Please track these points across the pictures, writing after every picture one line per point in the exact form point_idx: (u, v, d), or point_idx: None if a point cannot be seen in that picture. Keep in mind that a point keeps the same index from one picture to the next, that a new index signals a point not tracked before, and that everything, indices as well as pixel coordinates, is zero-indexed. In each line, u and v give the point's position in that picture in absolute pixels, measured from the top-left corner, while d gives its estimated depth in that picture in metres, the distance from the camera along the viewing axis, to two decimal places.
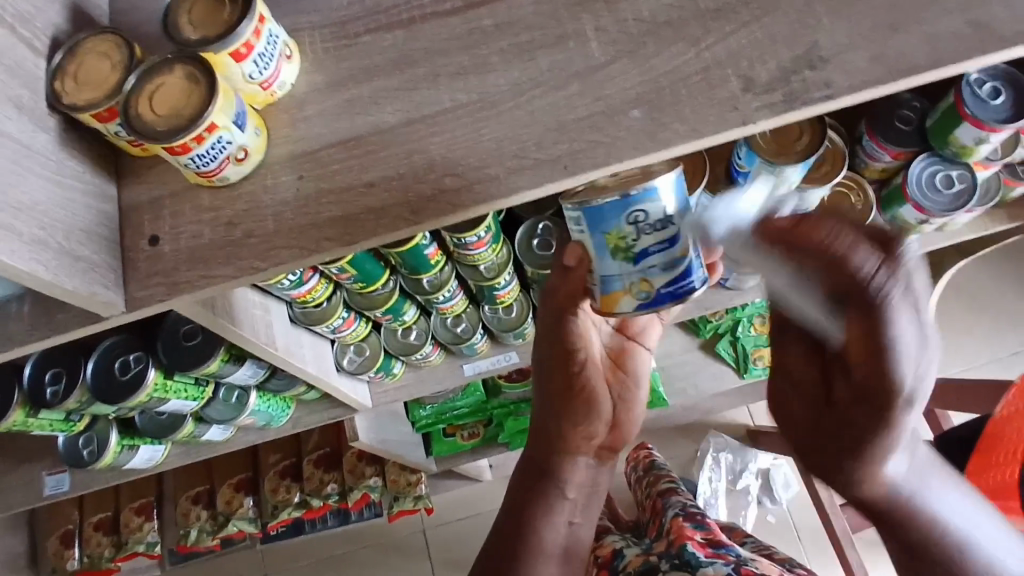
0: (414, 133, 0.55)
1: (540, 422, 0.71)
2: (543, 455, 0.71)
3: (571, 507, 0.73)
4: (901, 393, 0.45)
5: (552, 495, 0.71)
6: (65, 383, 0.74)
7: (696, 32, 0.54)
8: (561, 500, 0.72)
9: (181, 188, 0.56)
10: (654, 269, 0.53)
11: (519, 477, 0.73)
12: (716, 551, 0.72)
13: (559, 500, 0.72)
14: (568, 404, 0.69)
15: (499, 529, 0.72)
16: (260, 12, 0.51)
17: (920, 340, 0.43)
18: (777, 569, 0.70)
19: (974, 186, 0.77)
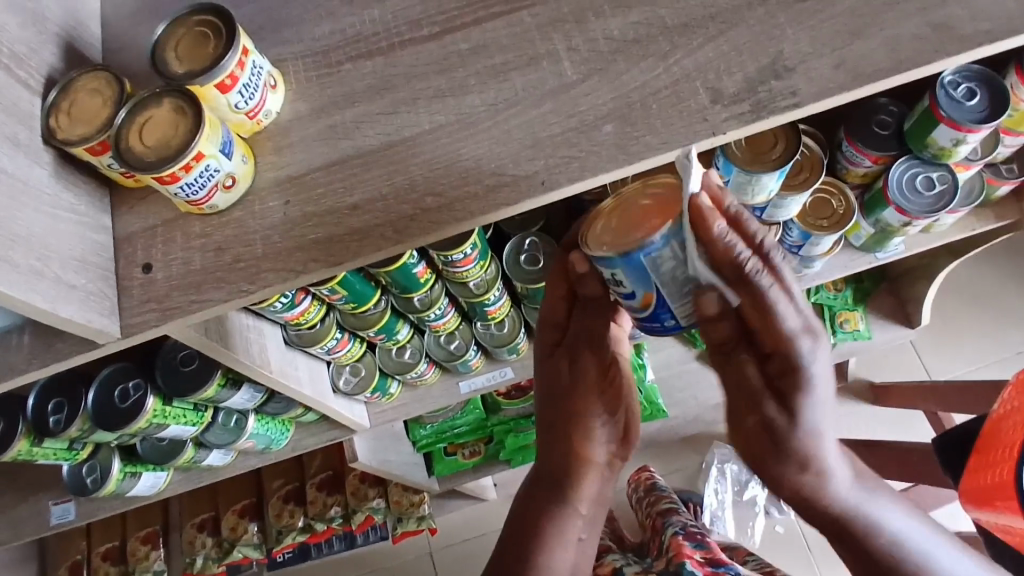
0: (395, 155, 0.56)
1: (549, 435, 0.69)
2: (554, 468, 0.69)
3: (583, 524, 0.69)
4: (790, 333, 0.50)
5: (563, 510, 0.68)
6: (67, 412, 0.76)
7: (664, 48, 0.56)
8: (574, 517, 0.68)
9: (173, 217, 0.58)
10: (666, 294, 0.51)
11: (528, 487, 0.70)
12: (715, 570, 0.71)
13: (572, 515, 0.68)
14: (579, 406, 0.68)
15: (507, 528, 0.70)
16: (243, 45, 0.53)
17: (802, 336, 0.51)
18: None
19: (954, 186, 0.78)
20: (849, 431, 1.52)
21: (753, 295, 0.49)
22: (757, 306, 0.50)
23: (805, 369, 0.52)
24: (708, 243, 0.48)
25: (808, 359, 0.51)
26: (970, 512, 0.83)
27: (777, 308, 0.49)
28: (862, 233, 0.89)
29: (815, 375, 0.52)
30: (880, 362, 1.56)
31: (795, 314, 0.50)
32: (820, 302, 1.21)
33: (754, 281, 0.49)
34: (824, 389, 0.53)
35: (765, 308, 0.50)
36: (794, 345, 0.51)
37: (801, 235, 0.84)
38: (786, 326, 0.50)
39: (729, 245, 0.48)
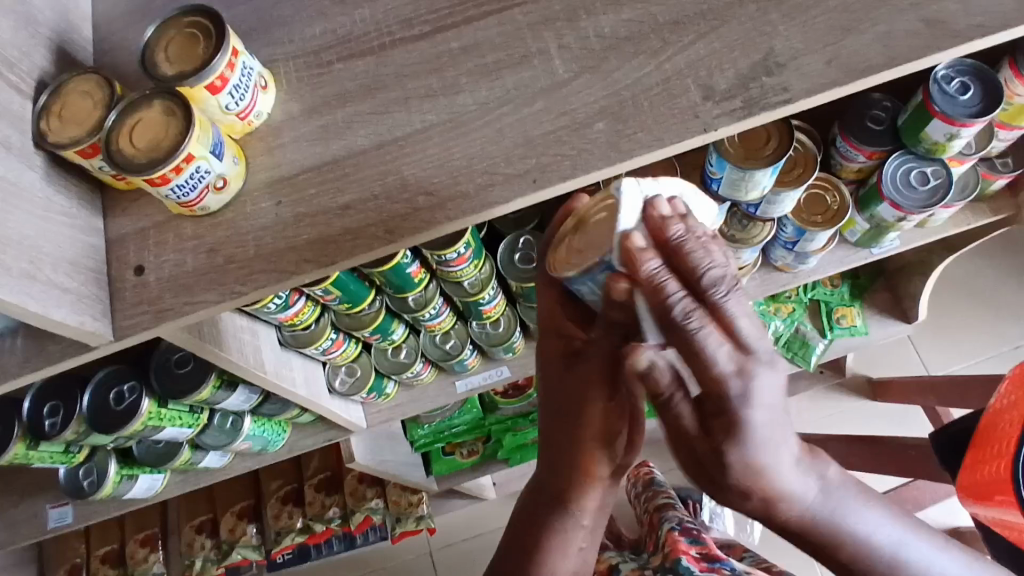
0: (387, 154, 0.56)
1: (549, 447, 0.63)
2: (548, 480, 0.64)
3: (586, 543, 0.65)
4: (722, 374, 0.45)
5: (563, 522, 0.63)
6: (62, 415, 0.76)
7: (656, 45, 0.56)
8: (577, 533, 0.64)
9: (164, 218, 0.57)
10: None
11: (523, 500, 0.66)
12: (710, 565, 0.71)
13: (573, 528, 0.63)
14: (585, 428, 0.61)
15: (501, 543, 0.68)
16: (233, 45, 0.53)
17: (734, 377, 0.45)
18: None
19: (949, 180, 0.77)
20: (848, 427, 1.53)
21: (680, 337, 0.45)
22: (687, 348, 0.45)
23: (743, 412, 0.46)
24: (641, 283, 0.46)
25: (746, 401, 0.45)
26: (967, 507, 0.83)
27: (708, 350, 0.44)
28: (857, 228, 0.88)
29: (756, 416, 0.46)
30: (877, 358, 1.56)
31: (724, 354, 0.45)
32: (816, 299, 1.21)
33: (681, 325, 0.44)
34: (771, 427, 0.47)
35: (693, 350, 0.45)
36: (729, 385, 0.45)
37: (796, 231, 0.84)
38: (718, 368, 0.45)
39: (658, 281, 0.45)
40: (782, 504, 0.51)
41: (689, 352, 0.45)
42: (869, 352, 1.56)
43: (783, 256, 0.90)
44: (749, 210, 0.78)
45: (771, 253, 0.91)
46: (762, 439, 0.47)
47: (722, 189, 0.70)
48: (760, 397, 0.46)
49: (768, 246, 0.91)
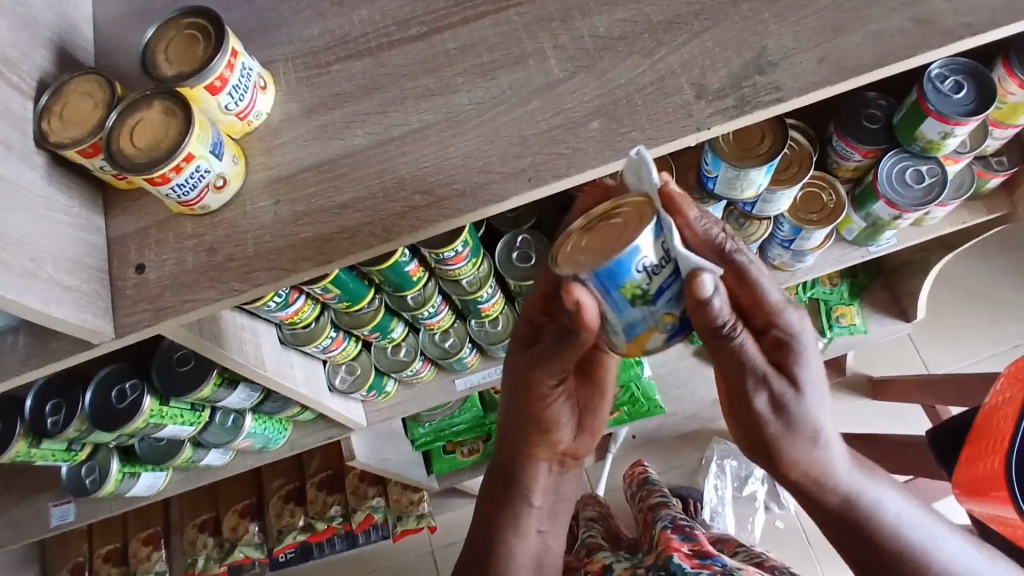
0: (384, 153, 0.57)
1: (508, 433, 0.69)
2: (510, 463, 0.71)
3: (540, 515, 0.72)
4: (773, 306, 0.54)
5: (518, 501, 0.71)
6: (65, 413, 0.77)
7: (650, 45, 0.56)
8: (527, 508, 0.71)
9: (164, 218, 0.58)
10: (672, 303, 0.51)
11: (490, 480, 0.73)
12: (702, 562, 0.71)
13: (525, 507, 0.71)
14: (533, 414, 0.65)
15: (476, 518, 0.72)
16: (232, 47, 0.54)
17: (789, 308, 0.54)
18: None
19: (944, 178, 0.77)
20: (848, 426, 1.53)
21: (736, 273, 0.54)
22: (739, 279, 0.54)
23: (795, 340, 0.54)
24: (686, 230, 0.54)
25: (796, 332, 0.54)
26: (963, 504, 0.83)
27: (759, 281, 0.53)
28: (854, 227, 0.89)
29: (806, 346, 0.54)
30: (877, 356, 1.56)
31: (774, 288, 0.54)
32: (815, 297, 1.21)
33: (732, 260, 0.53)
34: (814, 369, 0.54)
35: (746, 279, 0.54)
36: (780, 317, 0.54)
37: (792, 229, 0.84)
38: (772, 298, 0.54)
39: (704, 228, 0.54)
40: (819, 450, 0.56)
41: (741, 282, 0.54)
42: (869, 350, 1.56)
43: (780, 254, 0.91)
44: (745, 210, 0.79)
45: (768, 251, 0.91)
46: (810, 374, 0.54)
47: (718, 187, 0.70)
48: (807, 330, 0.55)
49: (765, 244, 0.92)
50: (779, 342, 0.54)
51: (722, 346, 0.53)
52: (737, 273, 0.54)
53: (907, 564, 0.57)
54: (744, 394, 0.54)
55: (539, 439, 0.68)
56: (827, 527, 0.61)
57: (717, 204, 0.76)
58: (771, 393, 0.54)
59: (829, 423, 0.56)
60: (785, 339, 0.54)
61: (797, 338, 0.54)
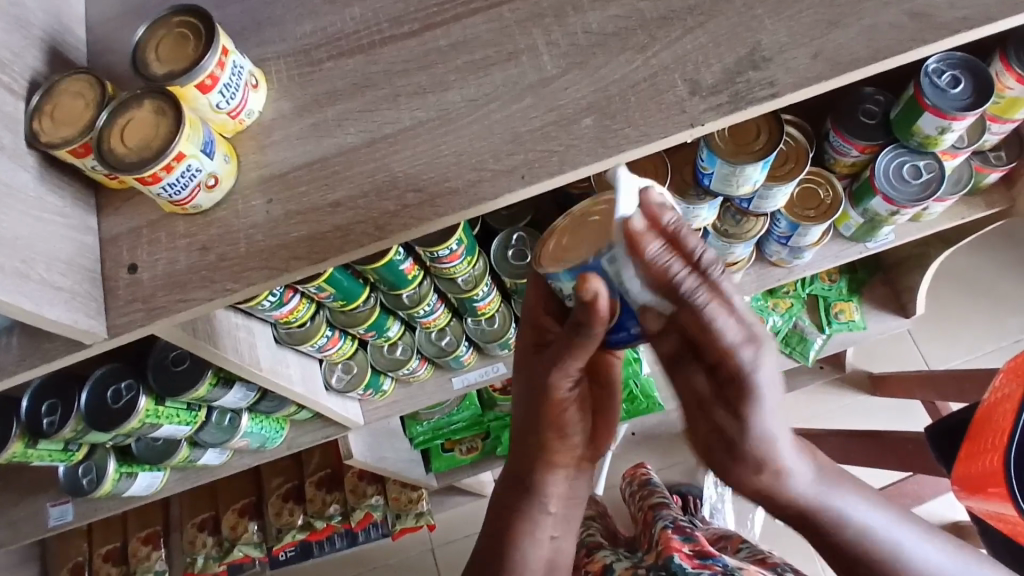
0: (376, 151, 0.57)
1: (522, 433, 0.67)
2: (523, 467, 0.67)
3: (555, 521, 0.69)
4: (733, 346, 0.48)
5: (532, 508, 0.67)
6: (61, 413, 0.77)
7: (643, 41, 0.56)
8: (544, 515, 0.68)
9: (157, 217, 0.58)
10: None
11: (501, 491, 0.69)
12: (702, 562, 0.70)
13: (541, 515, 0.68)
14: (546, 413, 0.63)
15: (487, 529, 0.70)
16: (223, 45, 0.54)
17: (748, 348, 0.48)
18: None
19: (942, 174, 0.77)
20: (847, 422, 1.53)
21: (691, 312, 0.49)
22: (697, 322, 0.49)
23: (754, 384, 0.49)
24: (641, 264, 0.48)
25: (758, 375, 0.49)
26: (962, 501, 0.83)
27: (716, 323, 0.48)
28: (852, 222, 0.88)
29: (765, 385, 0.49)
30: (877, 353, 1.56)
31: (732, 329, 0.48)
32: (814, 293, 1.22)
33: (688, 301, 0.48)
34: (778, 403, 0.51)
35: (702, 323, 0.48)
36: (736, 359, 0.49)
37: (789, 226, 0.84)
38: (728, 339, 0.48)
39: (663, 262, 0.48)
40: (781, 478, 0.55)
41: (700, 324, 0.49)
42: (869, 346, 1.56)
43: (777, 250, 0.90)
44: (743, 206, 0.78)
45: (766, 248, 0.91)
46: (772, 405, 0.51)
47: (713, 183, 0.70)
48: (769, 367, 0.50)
49: (762, 240, 0.91)
50: (737, 383, 0.50)
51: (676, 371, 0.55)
52: (693, 314, 0.48)
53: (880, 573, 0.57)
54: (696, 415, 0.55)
55: (555, 442, 0.66)
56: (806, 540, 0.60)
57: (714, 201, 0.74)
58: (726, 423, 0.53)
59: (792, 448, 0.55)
60: (743, 382, 0.49)
61: (757, 378, 0.49)
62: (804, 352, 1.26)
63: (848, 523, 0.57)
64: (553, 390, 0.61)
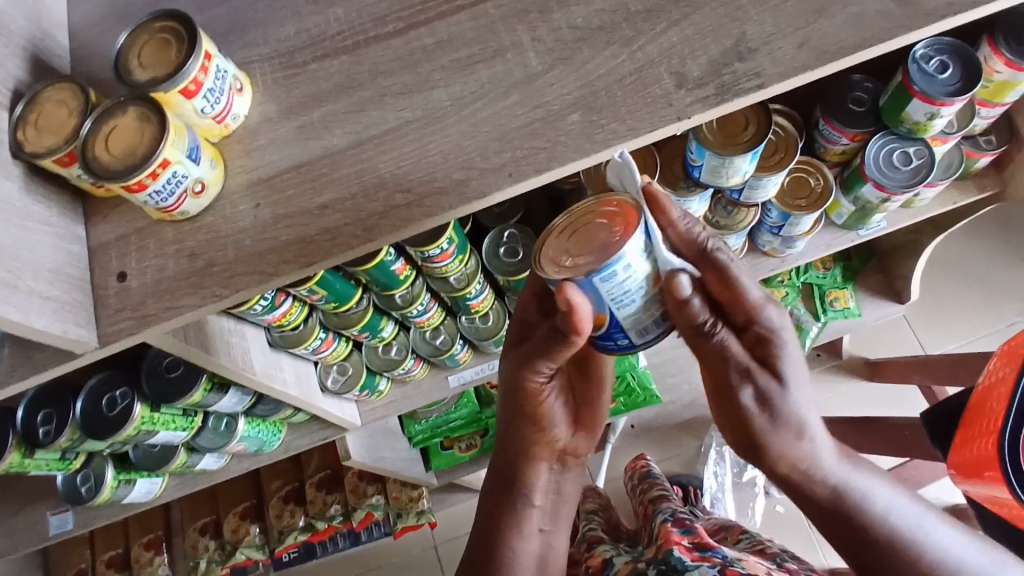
0: (363, 153, 0.56)
1: (506, 432, 0.69)
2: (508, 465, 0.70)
3: (541, 513, 0.71)
4: (753, 301, 0.55)
5: (518, 503, 0.69)
6: (56, 423, 0.77)
7: (628, 35, 0.56)
8: (529, 508, 0.70)
9: (145, 224, 0.58)
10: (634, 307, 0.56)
11: (489, 492, 0.71)
12: (702, 554, 0.67)
13: (527, 507, 0.70)
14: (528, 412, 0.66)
15: (477, 526, 0.71)
16: (205, 49, 0.53)
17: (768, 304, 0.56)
18: (765, 568, 0.65)
19: (931, 161, 0.77)
20: (845, 409, 1.53)
21: (717, 271, 0.55)
22: (722, 279, 0.55)
23: (775, 336, 0.56)
24: (669, 225, 0.56)
25: (776, 328, 0.56)
26: (961, 486, 0.83)
27: (741, 280, 0.55)
28: (844, 210, 0.88)
29: (786, 341, 0.56)
30: (874, 339, 1.56)
31: (754, 287, 0.55)
32: (808, 282, 1.21)
33: (714, 259, 0.55)
34: (797, 364, 0.56)
35: (728, 280, 0.55)
36: (760, 314, 0.56)
37: (781, 216, 0.84)
38: (752, 296, 0.55)
39: (689, 226, 0.56)
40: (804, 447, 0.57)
41: (725, 282, 0.55)
42: (865, 332, 1.56)
43: (770, 240, 0.90)
44: (733, 198, 0.78)
45: (758, 238, 0.91)
46: (791, 364, 0.56)
47: (703, 176, 0.70)
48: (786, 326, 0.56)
49: (755, 231, 0.91)
50: (760, 338, 0.56)
51: (706, 345, 0.56)
52: (721, 272, 0.55)
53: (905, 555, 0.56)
54: (731, 388, 0.56)
55: (537, 437, 0.68)
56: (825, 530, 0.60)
57: (703, 193, 0.75)
58: (755, 387, 0.55)
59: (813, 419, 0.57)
60: (767, 334, 0.56)
61: (777, 332, 0.55)
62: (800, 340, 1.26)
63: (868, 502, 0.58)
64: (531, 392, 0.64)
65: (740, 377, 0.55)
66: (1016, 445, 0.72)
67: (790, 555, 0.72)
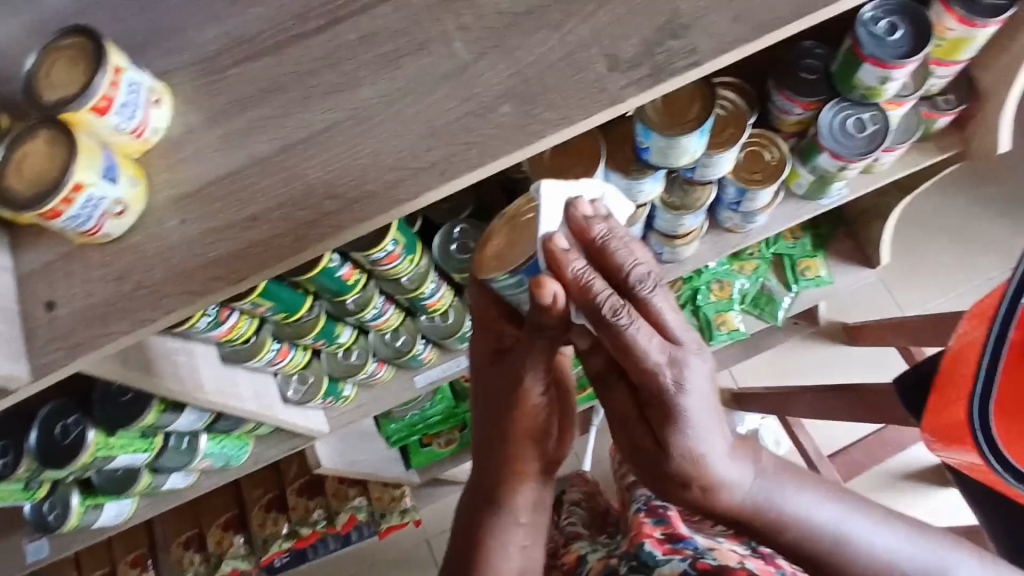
0: (290, 159, 0.54)
1: (486, 442, 0.61)
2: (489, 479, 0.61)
3: (525, 530, 0.62)
4: (653, 366, 0.46)
5: (499, 518, 0.60)
6: (12, 454, 0.75)
7: (558, 17, 0.53)
8: (514, 526, 0.61)
9: (70, 249, 0.55)
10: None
11: (466, 510, 0.62)
12: (674, 546, 0.63)
13: (510, 526, 0.61)
14: (515, 422, 0.58)
15: (454, 543, 0.63)
16: (113, 63, 0.51)
17: (668, 365, 0.46)
18: (738, 555, 0.61)
19: (886, 126, 0.75)
20: (826, 376, 1.54)
21: (612, 334, 0.46)
22: (619, 342, 0.46)
23: (677, 402, 0.46)
24: (565, 286, 0.47)
25: (682, 389, 0.46)
26: (936, 450, 0.82)
27: (637, 344, 0.45)
28: (802, 180, 0.86)
29: (689, 404, 0.46)
30: (851, 304, 1.56)
31: (655, 349, 0.46)
32: (779, 252, 1.20)
33: (610, 322, 0.45)
34: (706, 417, 0.48)
35: (625, 345, 0.46)
36: (658, 376, 0.46)
37: (737, 191, 0.83)
38: (650, 358, 0.46)
39: (585, 277, 0.46)
40: (721, 496, 0.50)
41: (622, 346, 0.46)
42: (841, 297, 1.56)
43: (730, 217, 0.89)
44: (688, 175, 0.77)
45: (718, 215, 0.90)
46: (696, 424, 0.47)
47: (653, 158, 0.68)
48: (694, 378, 0.46)
49: (714, 208, 0.90)
50: (660, 403, 0.47)
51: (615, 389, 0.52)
52: (614, 336, 0.46)
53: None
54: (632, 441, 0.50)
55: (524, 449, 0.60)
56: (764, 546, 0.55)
57: (655, 174, 0.72)
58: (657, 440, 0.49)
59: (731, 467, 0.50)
60: (666, 400, 0.46)
61: (680, 396, 0.46)
62: (773, 313, 1.23)
63: (801, 528, 0.51)
64: (521, 403, 0.58)
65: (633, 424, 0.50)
66: (988, 409, 0.69)
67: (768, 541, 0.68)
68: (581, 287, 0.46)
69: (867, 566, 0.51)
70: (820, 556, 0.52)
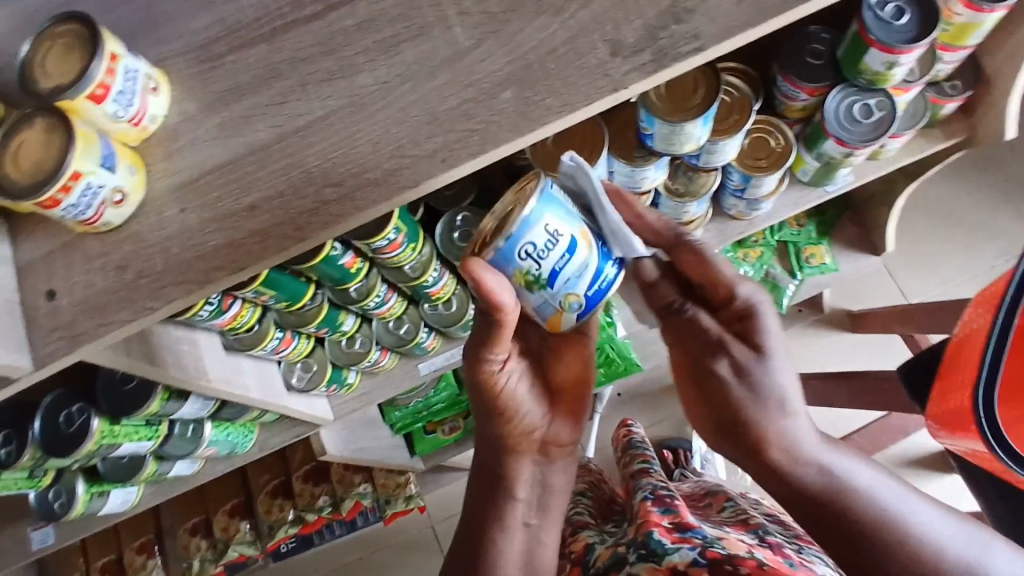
0: (289, 147, 0.54)
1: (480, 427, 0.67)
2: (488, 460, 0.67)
3: (524, 507, 0.67)
4: (731, 283, 0.60)
5: (499, 495, 0.66)
6: (16, 443, 0.75)
7: (558, 2, 0.52)
8: (510, 502, 0.66)
9: (69, 238, 0.55)
10: (572, 283, 0.54)
11: (473, 487, 0.68)
12: (683, 535, 0.62)
13: (509, 501, 0.66)
14: (493, 405, 0.64)
15: (462, 521, 0.67)
16: (110, 50, 0.50)
17: (748, 285, 0.60)
18: (748, 544, 0.60)
19: (893, 112, 0.74)
20: (831, 363, 1.53)
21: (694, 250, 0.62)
22: (699, 256, 0.62)
23: (755, 312, 0.59)
24: (646, 221, 0.64)
25: (755, 305, 0.59)
26: (941, 438, 0.81)
27: (714, 259, 0.61)
28: (808, 167, 0.85)
29: (766, 323, 0.58)
30: (856, 291, 1.55)
31: (731, 268, 0.61)
32: (784, 239, 1.20)
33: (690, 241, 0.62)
34: (779, 345, 0.59)
35: (704, 254, 0.61)
36: (738, 293, 0.60)
37: (742, 178, 0.82)
38: (726, 271, 0.60)
39: (660, 217, 0.64)
40: (785, 421, 0.57)
41: (702, 257, 0.62)
42: (846, 284, 1.55)
43: (735, 204, 0.88)
44: (692, 162, 0.76)
45: (723, 202, 0.89)
46: (771, 341, 0.58)
47: (656, 144, 0.67)
48: (767, 309, 0.59)
49: (719, 195, 0.89)
50: (740, 316, 0.59)
51: (683, 325, 0.63)
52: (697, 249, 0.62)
53: (885, 536, 0.52)
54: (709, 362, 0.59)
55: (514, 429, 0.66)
56: (809, 518, 0.56)
57: (659, 161, 0.71)
58: (731, 362, 0.59)
59: (796, 401, 0.58)
60: (748, 310, 0.59)
61: (759, 310, 0.58)
62: (777, 300, 1.24)
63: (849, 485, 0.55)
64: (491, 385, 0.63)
65: (716, 348, 0.59)
66: (992, 398, 0.69)
67: (776, 529, 0.66)
68: (659, 227, 0.64)
69: (914, 543, 0.52)
70: (860, 516, 0.54)
